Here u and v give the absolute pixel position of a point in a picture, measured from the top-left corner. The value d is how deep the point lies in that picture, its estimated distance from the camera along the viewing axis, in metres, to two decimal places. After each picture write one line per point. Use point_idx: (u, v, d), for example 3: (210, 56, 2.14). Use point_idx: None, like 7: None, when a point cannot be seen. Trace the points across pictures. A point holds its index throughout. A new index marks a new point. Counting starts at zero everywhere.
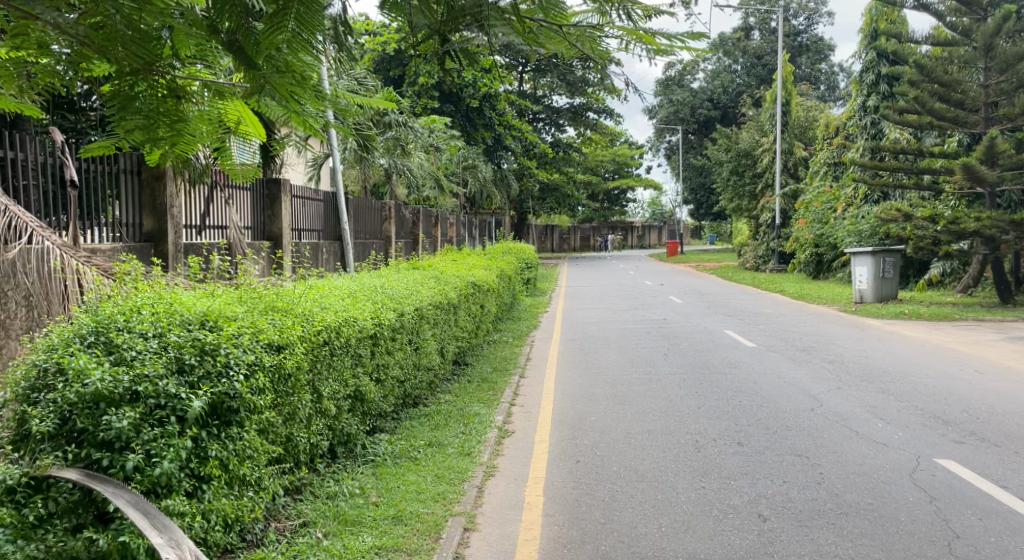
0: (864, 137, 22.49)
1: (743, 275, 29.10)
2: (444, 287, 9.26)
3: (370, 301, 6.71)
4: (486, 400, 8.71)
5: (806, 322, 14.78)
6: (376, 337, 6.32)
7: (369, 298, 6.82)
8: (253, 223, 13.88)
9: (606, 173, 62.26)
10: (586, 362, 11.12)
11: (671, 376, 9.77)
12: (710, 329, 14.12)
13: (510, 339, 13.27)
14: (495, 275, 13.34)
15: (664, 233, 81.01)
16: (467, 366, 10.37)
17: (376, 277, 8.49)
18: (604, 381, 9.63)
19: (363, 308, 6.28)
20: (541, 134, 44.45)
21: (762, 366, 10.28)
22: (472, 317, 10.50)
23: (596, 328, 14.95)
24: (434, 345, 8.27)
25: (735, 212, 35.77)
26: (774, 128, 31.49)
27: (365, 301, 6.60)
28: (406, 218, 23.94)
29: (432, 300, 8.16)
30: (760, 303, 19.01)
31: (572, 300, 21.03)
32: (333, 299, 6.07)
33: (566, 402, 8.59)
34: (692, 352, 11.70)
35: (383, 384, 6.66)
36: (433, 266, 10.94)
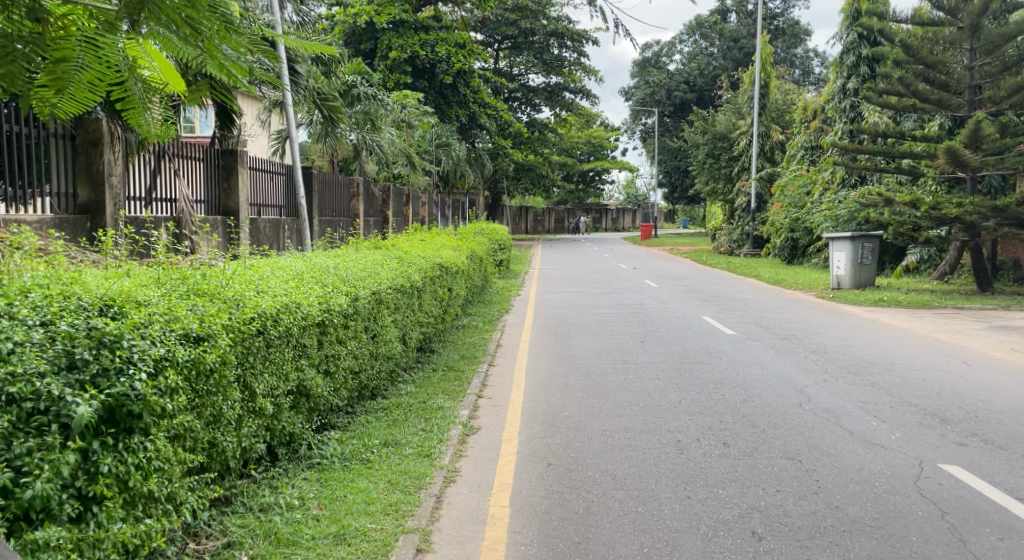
0: (843, 121, 21.67)
1: (717, 260, 28.55)
2: (408, 268, 8.58)
3: (319, 284, 6.02)
4: (450, 391, 8.06)
5: (786, 309, 14.13)
6: (324, 325, 5.64)
7: (318, 280, 6.12)
8: (206, 197, 13.31)
9: (582, 154, 61.54)
10: (560, 351, 10.45)
11: (649, 366, 9.13)
12: (685, 316, 13.41)
13: (480, 324, 12.58)
14: (465, 256, 12.64)
15: (638, 217, 80.58)
16: (432, 354, 9.72)
17: (333, 257, 7.79)
18: (578, 372, 8.98)
19: (309, 292, 5.58)
20: (515, 113, 43.68)
21: (741, 356, 9.59)
22: (440, 300, 9.84)
23: (570, 313, 14.28)
24: (395, 332, 7.60)
25: (710, 196, 35.18)
26: (752, 110, 30.88)
27: (313, 284, 5.89)
28: (375, 195, 23.12)
29: (393, 283, 7.48)
30: (736, 289, 18.39)
31: (543, 284, 20.26)
32: (273, 282, 5.37)
33: (536, 394, 7.94)
34: (668, 340, 11.01)
35: (333, 376, 5.99)
36: (397, 245, 10.24)
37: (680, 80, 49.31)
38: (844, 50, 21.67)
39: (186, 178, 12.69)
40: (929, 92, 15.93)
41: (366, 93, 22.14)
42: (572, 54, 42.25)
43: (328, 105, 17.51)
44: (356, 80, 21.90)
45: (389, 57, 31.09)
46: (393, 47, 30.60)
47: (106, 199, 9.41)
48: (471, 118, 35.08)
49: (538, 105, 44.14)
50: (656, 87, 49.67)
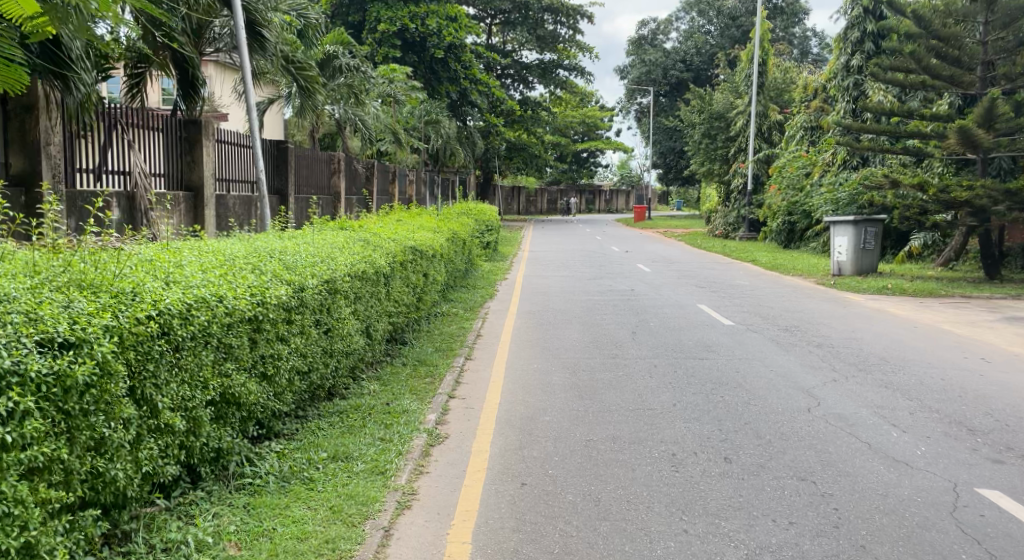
0: (845, 100, 20.62)
1: (713, 244, 27.64)
2: (377, 252, 7.76)
3: (255, 272, 5.19)
4: (418, 391, 7.23)
5: (785, 297, 13.22)
6: (256, 322, 4.80)
7: (254, 267, 5.30)
8: (166, 170, 12.53)
9: (575, 134, 60.45)
10: (544, 343, 9.61)
11: (640, 362, 8.24)
12: (678, 305, 12.48)
13: (462, 312, 11.70)
14: (445, 238, 11.76)
15: (633, 199, 79.62)
16: (403, 346, 8.89)
17: (288, 240, 6.96)
18: (563, 368, 8.13)
19: (237, 283, 4.76)
20: (508, 91, 42.59)
21: (741, 351, 8.67)
22: (413, 287, 9.00)
23: (558, 300, 13.42)
24: (355, 325, 6.77)
25: (706, 176, 34.16)
26: (750, 89, 29.85)
27: (245, 272, 5.07)
28: (358, 172, 22.16)
29: (352, 269, 6.64)
30: (732, 274, 17.50)
31: (533, 268, 19.33)
32: (191, 271, 4.56)
33: (514, 395, 7.10)
34: (660, 333, 10.10)
35: (274, 379, 5.16)
36: (368, 226, 9.37)
37: (676, 59, 48.24)
38: (848, 26, 20.66)
39: (142, 150, 11.92)
40: (941, 67, 15.06)
41: (349, 65, 21.35)
42: (568, 32, 41.53)
43: (304, 75, 16.56)
44: (337, 51, 21.22)
45: (378, 30, 30.12)
46: (381, 20, 29.94)
47: (43, 166, 9.78)
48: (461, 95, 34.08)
49: (532, 83, 43.03)
50: (652, 66, 48.62)
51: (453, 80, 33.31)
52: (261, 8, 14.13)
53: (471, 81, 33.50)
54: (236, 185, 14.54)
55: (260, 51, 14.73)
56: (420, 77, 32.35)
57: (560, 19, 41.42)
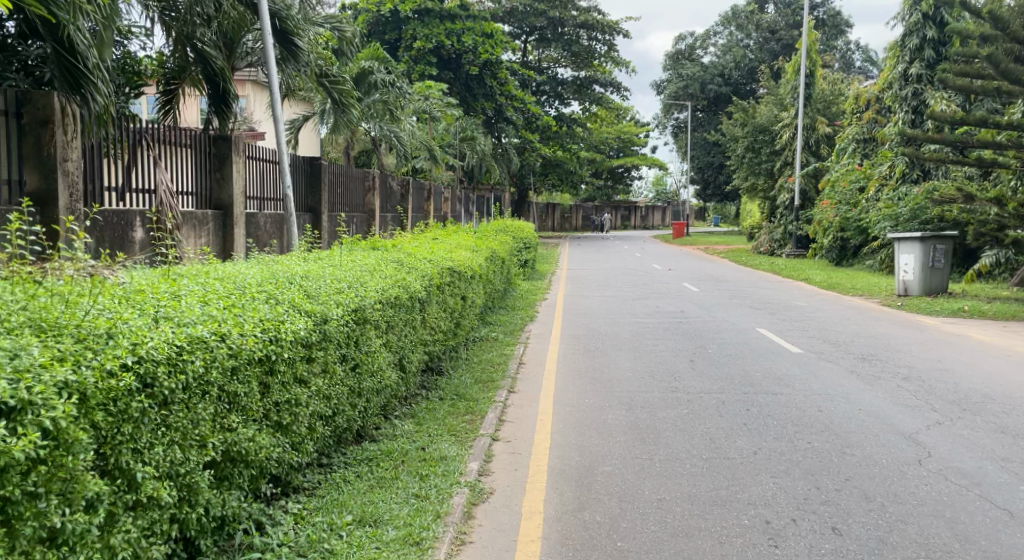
0: (903, 110, 19.51)
1: (760, 261, 26.58)
2: (413, 275, 6.94)
3: (268, 303, 4.40)
4: (458, 431, 6.40)
5: (851, 320, 12.24)
6: (268, 362, 3.99)
7: (267, 296, 4.50)
8: (194, 188, 11.88)
9: (611, 151, 59.53)
10: (594, 373, 8.75)
11: (706, 398, 7.35)
12: (736, 330, 11.55)
13: (502, 336, 10.88)
14: (483, 257, 10.94)
15: (668, 215, 78.22)
16: (439, 377, 8.07)
17: (313, 262, 6.18)
18: (619, 405, 7.26)
19: (245, 317, 3.96)
20: (543, 107, 41.83)
21: (819, 384, 7.75)
22: (450, 311, 8.17)
23: (605, 323, 12.56)
24: (386, 358, 5.95)
25: (749, 192, 33.09)
26: (796, 101, 28.75)
27: (256, 302, 4.27)
28: (393, 189, 21.52)
29: (385, 295, 5.83)
30: (788, 295, 16.51)
31: (573, 287, 18.48)
32: (187, 305, 3.78)
33: (566, 439, 6.24)
34: (722, 362, 9.19)
35: (292, 426, 4.37)
36: (402, 245, 8.56)
37: (714, 73, 46.94)
38: (905, 32, 19.60)
39: (167, 167, 11.24)
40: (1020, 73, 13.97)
41: (384, 81, 20.73)
42: (604, 47, 40.74)
43: (339, 89, 15.91)
44: (372, 66, 20.57)
45: (413, 47, 29.71)
46: (417, 36, 29.55)
47: (60, 186, 8.65)
48: (497, 109, 33.52)
49: (567, 99, 42.25)
50: (689, 80, 47.57)
51: (488, 96, 32.78)
52: (293, 16, 13.48)
53: (506, 96, 33.01)
54: (268, 204, 13.88)
55: (293, 62, 13.95)
56: (455, 93, 31.71)
57: (596, 34, 40.60)
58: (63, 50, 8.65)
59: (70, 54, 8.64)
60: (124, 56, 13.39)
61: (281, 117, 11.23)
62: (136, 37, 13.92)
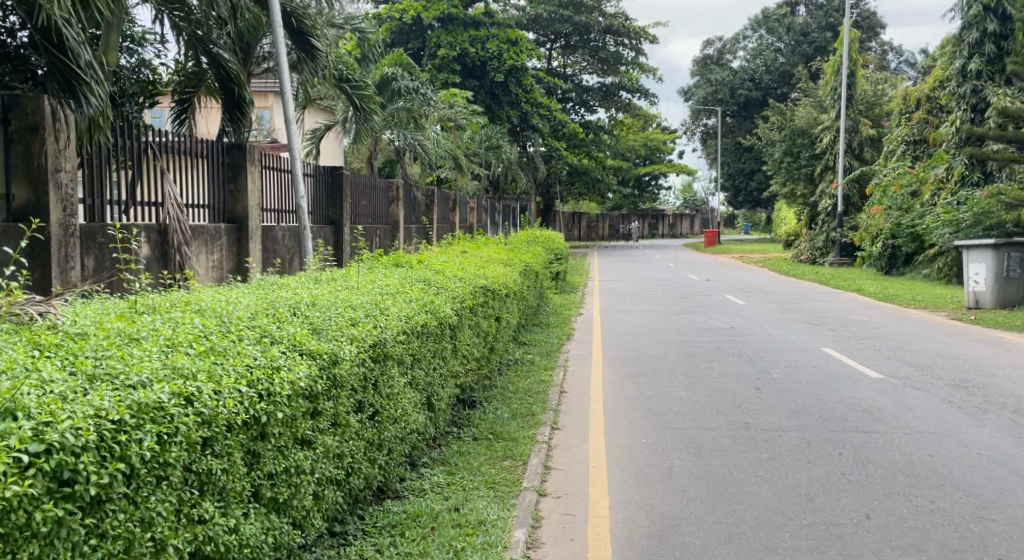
0: (962, 109, 18.46)
1: (802, 270, 25.46)
2: (444, 297, 5.93)
3: (256, 343, 3.38)
4: (498, 483, 5.39)
5: (926, 342, 11.31)
6: (255, 425, 2.94)
7: (254, 335, 3.48)
8: (207, 201, 10.83)
9: (637, 159, 58.35)
10: (649, 403, 7.82)
11: (788, 440, 6.40)
12: (800, 354, 10.57)
13: (539, 358, 9.89)
14: (518, 271, 9.99)
15: (696, 223, 76.59)
16: (472, 411, 7.08)
17: (323, 284, 5.17)
18: (686, 445, 6.32)
19: (221, 368, 2.94)
20: (569, 115, 40.81)
21: (918, 422, 6.88)
22: (484, 335, 7.15)
23: (650, 342, 11.63)
24: (411, 400, 4.93)
25: (787, 198, 31.86)
26: (837, 103, 27.49)
27: (241, 347, 3.25)
28: (419, 200, 20.70)
29: (411, 323, 4.81)
30: (845, 311, 15.56)
31: (609, 300, 17.54)
32: (136, 359, 2.78)
33: (628, 493, 5.28)
34: (795, 393, 8.22)
35: (293, 500, 3.35)
36: (430, 260, 7.54)
37: (744, 78, 45.67)
38: (963, 26, 18.57)
39: (175, 178, 10.16)
40: None
41: (407, 88, 19.91)
42: (631, 53, 39.51)
43: (359, 94, 14.92)
44: (396, 72, 19.78)
45: (437, 54, 29.14)
46: (440, 44, 28.98)
47: (51, 200, 7.38)
48: (523, 117, 32.62)
49: (594, 106, 41.14)
50: (718, 85, 46.19)
51: (513, 104, 31.82)
52: (312, 15, 12.36)
53: (533, 104, 32.01)
54: (288, 217, 13.00)
55: (310, 62, 12.86)
56: (481, 101, 30.77)
57: (624, 40, 39.45)
58: (53, 51, 7.58)
59: (61, 55, 7.54)
60: (138, 64, 12.58)
61: (295, 123, 10.29)
62: (151, 43, 13.13)
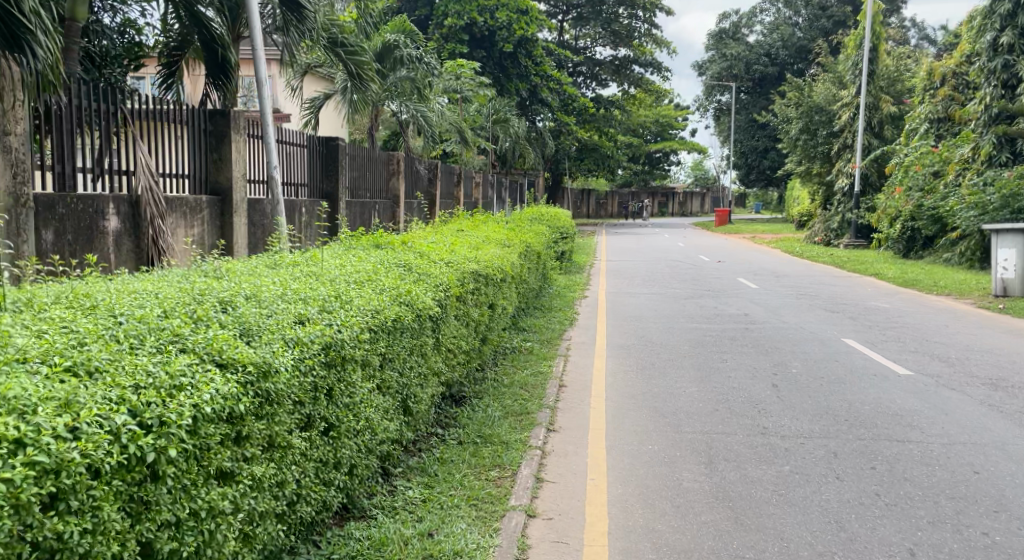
0: (992, 85, 18.75)
1: (816, 252, 24.71)
2: (426, 286, 5.20)
3: (156, 356, 2.70)
4: (481, 499, 4.70)
5: (956, 337, 10.66)
6: (131, 467, 2.29)
7: (156, 345, 2.81)
8: (187, 170, 9.91)
9: (648, 135, 57.19)
10: (657, 401, 7.14)
11: (811, 450, 5.77)
12: (820, 346, 9.89)
13: (537, 347, 9.19)
14: (517, 252, 9.27)
15: (707, 201, 75.26)
16: (460, 408, 6.40)
17: (279, 271, 4.46)
18: (698, 455, 5.65)
19: (84, 396, 2.32)
20: (580, 89, 39.80)
21: (957, 429, 6.24)
22: (474, 324, 6.43)
23: (658, 329, 10.95)
24: (378, 408, 4.19)
25: (802, 177, 30.96)
26: (858, 79, 26.55)
27: (134, 364, 2.57)
28: (422, 174, 19.95)
29: (378, 318, 4.07)
30: (865, 298, 14.90)
31: (616, 281, 16.85)
32: None
33: (631, 516, 4.64)
34: (817, 391, 7.57)
35: (208, 550, 2.62)
36: (416, 241, 6.83)
37: (760, 53, 44.59)
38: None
39: (148, 146, 9.23)
40: None
41: (410, 56, 18.83)
42: (645, 25, 38.42)
43: (355, 60, 14.15)
44: (398, 40, 18.62)
45: (444, 24, 28.32)
46: (448, 13, 28.11)
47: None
48: (532, 89, 31.70)
49: (605, 80, 40.11)
50: (733, 60, 44.93)
51: (522, 77, 30.88)
52: None
53: (542, 77, 31.12)
54: None
55: (297, 25, 12.14)
56: (488, 73, 29.82)
57: (637, 11, 38.32)
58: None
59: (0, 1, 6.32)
60: (123, 25, 11.74)
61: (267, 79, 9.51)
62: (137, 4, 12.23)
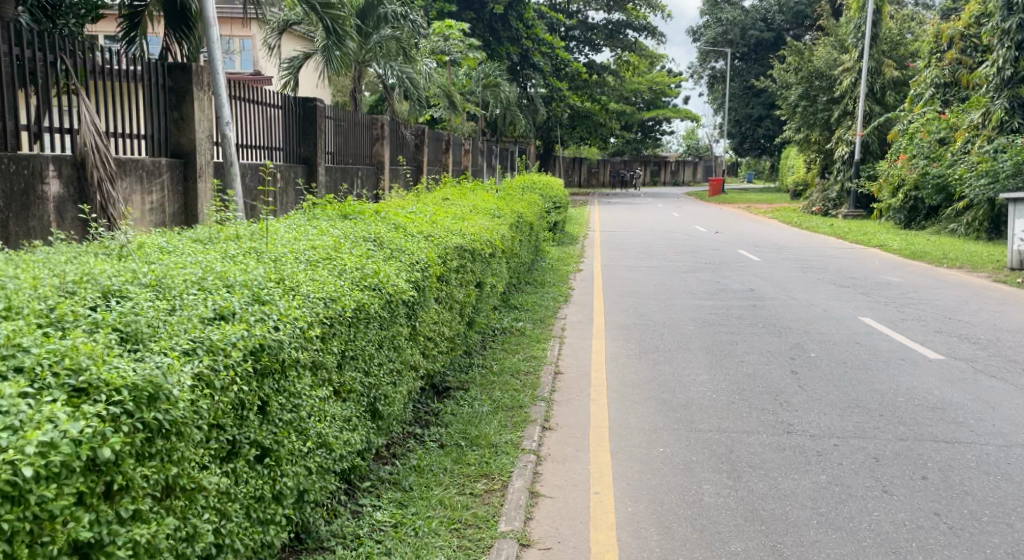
0: (1005, 46, 17.99)
1: (814, 222, 24.01)
2: (398, 264, 4.34)
3: None
4: (465, 524, 3.87)
5: (979, 317, 9.97)
6: None
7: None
8: (142, 129, 8.94)
9: (641, 103, 56.07)
10: (668, 391, 6.34)
11: (848, 454, 5.01)
12: (837, 326, 9.16)
13: (530, 327, 8.38)
14: (508, 224, 8.43)
15: (700, 170, 74.29)
16: (443, 402, 5.57)
17: (212, 252, 3.60)
18: (719, 462, 4.85)
19: None
20: (573, 54, 38.67)
21: (1012, 428, 5.51)
22: (458, 307, 5.59)
23: (660, 305, 10.19)
24: (336, 418, 3.30)
25: (800, 145, 30.08)
26: (860, 43, 25.58)
27: None
28: (407, 139, 18.99)
29: (334, 308, 3.19)
30: (873, 272, 14.19)
31: (612, 253, 16.08)
32: None
33: (644, 544, 3.86)
34: (843, 379, 6.82)
35: None
36: (392, 211, 5.97)
37: (756, 18, 43.40)
38: None
39: (96, 103, 8.26)
40: None
41: (395, 13, 17.82)
42: None
43: (331, 14, 13.17)
44: None
45: None
46: None
47: None
48: (522, 53, 30.63)
49: (598, 45, 39.00)
50: (728, 25, 43.71)
51: (513, 40, 29.77)
52: None
53: (533, 40, 30.03)
54: (244, 152, 11.45)
55: None
56: (477, 36, 28.72)
57: None
58: None
59: None
60: None
61: (217, 21, 8.56)
62: None
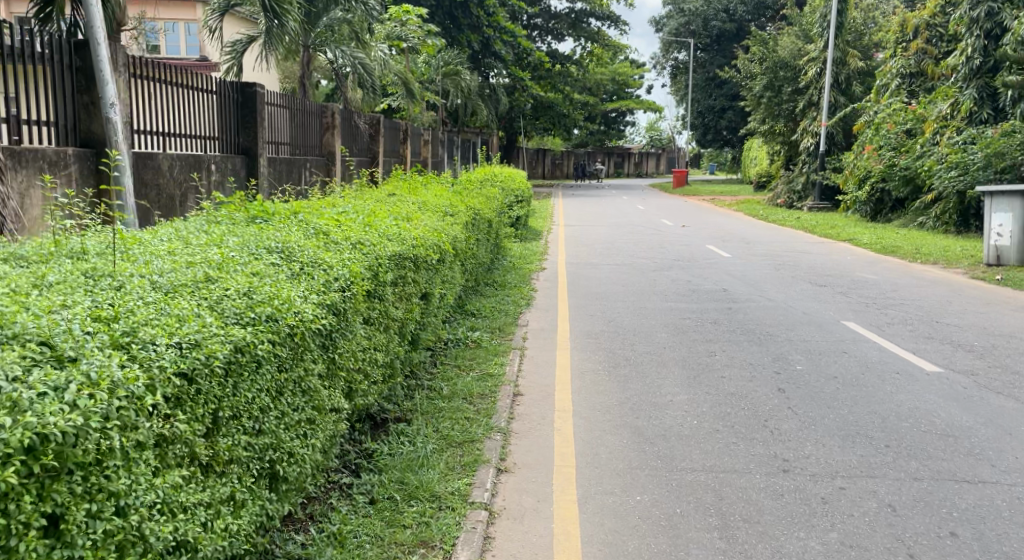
0: (975, 35, 17.57)
1: (780, 215, 23.45)
2: (307, 284, 3.44)
3: None
4: None
5: (966, 322, 9.28)
6: None
7: None
8: (42, 114, 7.88)
9: (604, 94, 55.35)
10: (644, 418, 5.49)
11: (859, 500, 4.22)
12: (821, 333, 8.42)
13: (487, 337, 7.51)
14: (462, 223, 7.54)
15: (662, 162, 73.81)
16: (380, 441, 4.68)
17: (35, 287, 2.70)
18: (709, 514, 4.04)
19: None
20: (535, 43, 37.79)
21: None
22: (398, 326, 4.70)
23: (627, 309, 9.36)
24: (203, 509, 2.38)
25: (765, 137, 29.51)
26: (825, 32, 24.94)
27: None
28: (361, 129, 17.94)
29: (185, 359, 2.30)
30: (846, 269, 13.52)
31: (575, 249, 15.26)
32: None
33: None
34: (836, 399, 6.05)
35: None
36: (320, 213, 5.07)
37: (718, 8, 42.84)
38: None
39: None
40: None
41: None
42: None
43: None
44: None
45: None
46: None
47: None
48: (482, 42, 29.66)
49: (561, 34, 38.14)
50: (691, 16, 43.18)
51: (474, 28, 28.77)
52: None
53: (494, 28, 29.06)
54: (177, 142, 10.40)
55: None
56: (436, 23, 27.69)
57: None
58: None
59: None
60: None
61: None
62: None
